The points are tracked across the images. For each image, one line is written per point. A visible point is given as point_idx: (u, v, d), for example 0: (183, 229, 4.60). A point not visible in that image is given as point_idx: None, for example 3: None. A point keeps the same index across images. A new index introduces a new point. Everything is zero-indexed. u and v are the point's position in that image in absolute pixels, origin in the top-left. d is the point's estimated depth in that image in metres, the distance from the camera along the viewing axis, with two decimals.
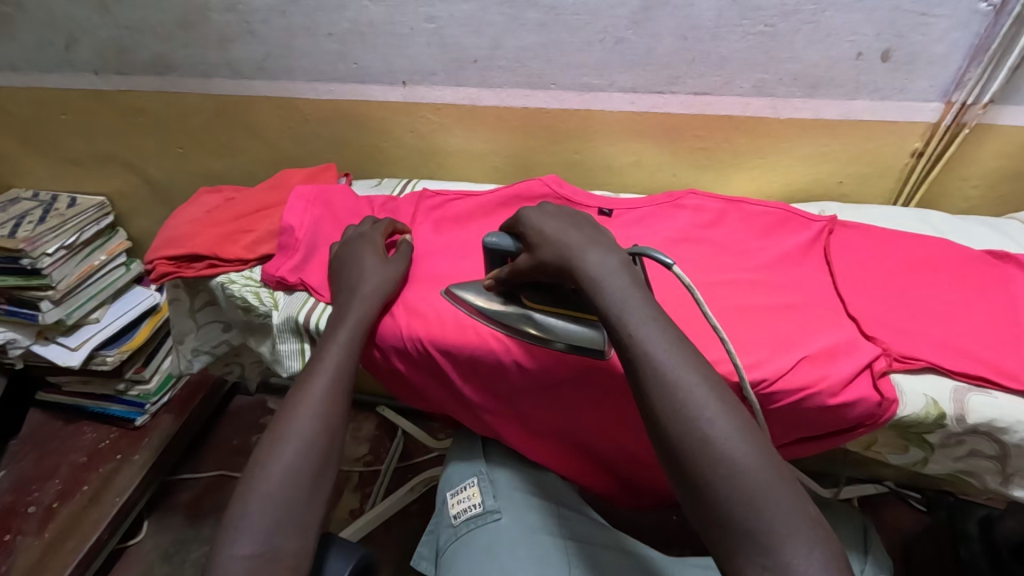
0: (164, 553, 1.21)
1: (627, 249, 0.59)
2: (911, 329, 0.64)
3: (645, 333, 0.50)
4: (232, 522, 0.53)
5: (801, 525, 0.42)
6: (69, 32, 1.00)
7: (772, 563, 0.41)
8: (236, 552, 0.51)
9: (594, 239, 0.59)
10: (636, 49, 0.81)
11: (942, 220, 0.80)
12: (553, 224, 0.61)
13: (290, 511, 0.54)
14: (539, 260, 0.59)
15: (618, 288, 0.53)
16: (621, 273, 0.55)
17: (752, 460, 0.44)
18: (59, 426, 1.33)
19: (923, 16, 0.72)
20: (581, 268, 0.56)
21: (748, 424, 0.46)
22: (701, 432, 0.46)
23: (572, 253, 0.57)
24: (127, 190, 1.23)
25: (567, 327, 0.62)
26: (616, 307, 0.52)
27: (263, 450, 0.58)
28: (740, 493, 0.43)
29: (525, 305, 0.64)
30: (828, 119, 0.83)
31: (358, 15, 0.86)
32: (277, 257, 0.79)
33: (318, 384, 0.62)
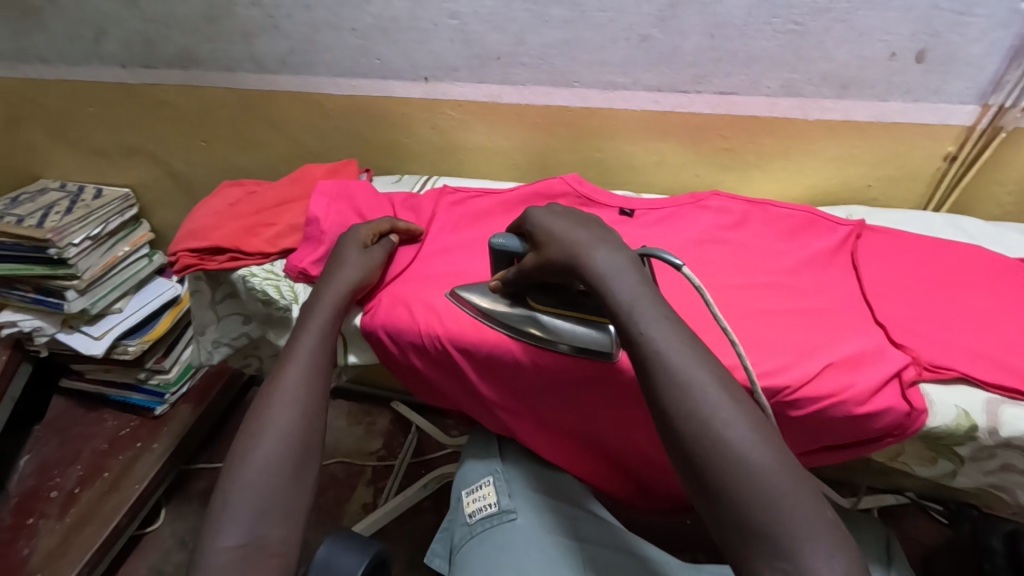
0: (181, 541, 1.23)
1: (636, 249, 0.58)
2: (942, 337, 0.62)
3: (656, 331, 0.50)
4: (218, 511, 0.53)
5: (820, 526, 0.41)
6: (97, 25, 1.01)
7: (792, 567, 0.39)
8: (221, 544, 0.50)
9: (601, 237, 0.58)
10: (662, 47, 0.80)
11: (976, 226, 0.78)
12: (559, 223, 0.60)
13: (271, 501, 0.54)
14: (545, 259, 0.59)
15: (626, 287, 0.53)
16: (630, 270, 0.54)
17: (769, 461, 0.43)
18: (81, 412, 1.36)
19: (961, 16, 0.69)
20: (588, 266, 0.55)
21: (764, 426, 0.45)
22: (714, 431, 0.45)
23: (579, 251, 0.56)
24: (151, 182, 1.24)
25: (571, 329, 0.61)
26: (625, 304, 0.52)
27: (240, 443, 0.57)
28: (755, 494, 0.42)
29: (532, 306, 0.64)
30: (858, 121, 0.81)
31: (382, 11, 0.86)
32: (301, 248, 0.80)
33: (290, 376, 0.62)
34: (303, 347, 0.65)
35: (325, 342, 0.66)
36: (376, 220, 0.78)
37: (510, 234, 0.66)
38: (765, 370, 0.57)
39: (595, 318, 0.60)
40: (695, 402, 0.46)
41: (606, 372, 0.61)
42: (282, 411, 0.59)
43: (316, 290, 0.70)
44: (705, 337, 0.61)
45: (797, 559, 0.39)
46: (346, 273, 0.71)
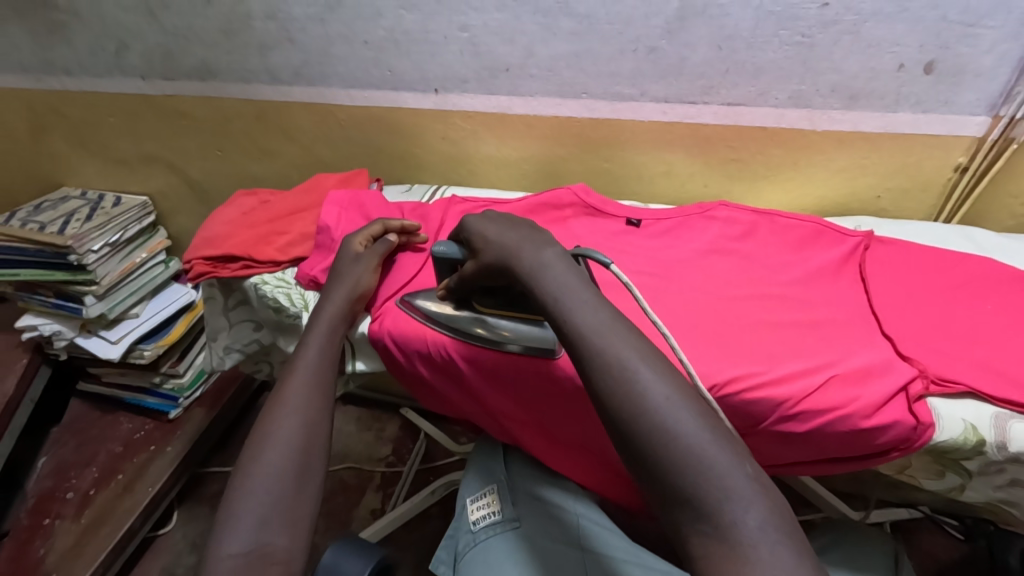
0: (192, 544, 1.24)
1: (566, 246, 0.58)
2: (949, 351, 0.61)
3: (577, 313, 0.50)
4: (226, 518, 0.53)
5: (742, 478, 0.40)
6: (120, 39, 1.04)
7: (715, 530, 0.39)
8: (227, 551, 0.51)
9: (531, 237, 0.59)
10: (670, 59, 0.80)
11: (988, 238, 0.77)
12: (492, 226, 0.62)
13: (277, 509, 0.55)
14: (482, 264, 0.61)
15: (555, 278, 0.53)
16: (558, 262, 0.55)
17: (690, 423, 0.43)
18: (97, 415, 1.38)
19: (971, 27, 0.69)
20: (517, 266, 0.56)
21: (683, 391, 0.45)
22: (635, 406, 0.44)
23: (510, 252, 0.58)
24: (169, 190, 1.27)
25: (517, 330, 0.65)
26: (551, 296, 0.52)
27: (247, 455, 0.59)
28: (677, 459, 0.41)
29: (479, 309, 0.67)
30: (867, 132, 0.81)
31: (394, 24, 0.88)
32: (313, 256, 0.82)
33: (294, 388, 0.64)
34: (305, 358, 0.67)
35: (327, 351, 0.68)
36: (368, 224, 0.80)
37: (452, 243, 0.68)
38: (767, 382, 0.57)
39: (531, 316, 0.64)
40: (619, 379, 0.45)
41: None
42: (286, 419, 0.61)
43: (325, 291, 0.73)
44: (708, 348, 0.61)
45: (721, 519, 0.39)
46: (348, 281, 0.73)
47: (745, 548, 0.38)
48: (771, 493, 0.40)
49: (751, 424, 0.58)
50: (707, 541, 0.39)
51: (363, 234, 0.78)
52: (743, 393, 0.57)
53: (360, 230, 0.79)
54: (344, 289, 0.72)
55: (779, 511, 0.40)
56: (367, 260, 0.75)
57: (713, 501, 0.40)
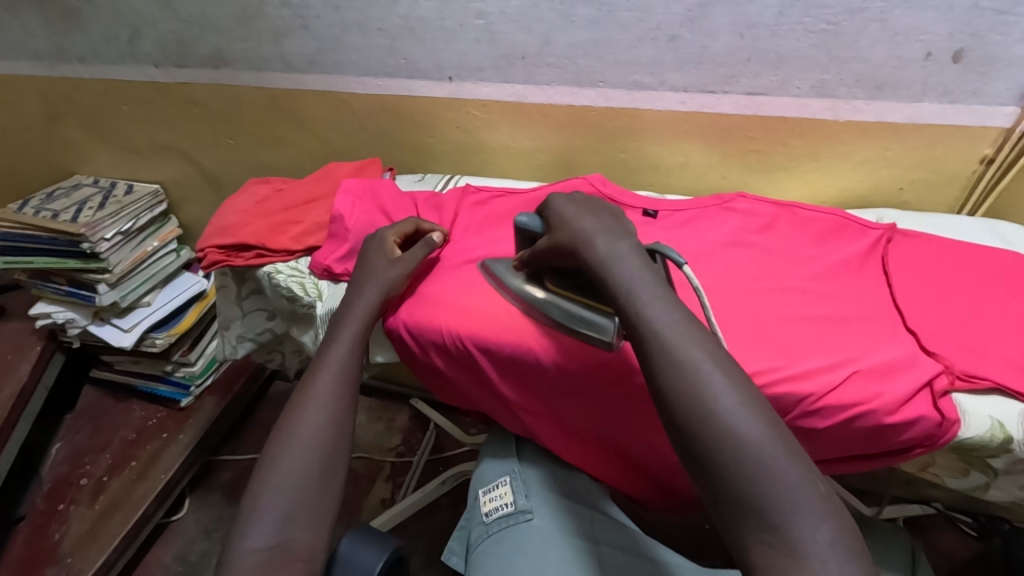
0: (204, 530, 1.25)
1: (641, 240, 0.59)
2: (976, 347, 0.60)
3: (654, 310, 0.51)
4: (252, 513, 0.54)
5: (794, 470, 0.42)
6: (133, 26, 1.04)
7: (778, 541, 0.41)
8: (248, 545, 0.51)
9: (608, 226, 0.60)
10: (690, 47, 0.79)
11: (1015, 232, 0.75)
12: (572, 209, 0.63)
13: (301, 504, 0.55)
14: (555, 244, 0.62)
15: (627, 271, 0.54)
16: (633, 257, 0.56)
17: (758, 430, 0.44)
18: (110, 402, 1.39)
19: (1003, 15, 0.67)
20: (590, 254, 0.57)
21: (754, 400, 0.46)
22: (706, 408, 0.46)
23: (583, 237, 0.59)
24: (181, 179, 1.27)
25: (581, 313, 0.62)
26: (623, 288, 0.54)
27: (272, 448, 0.59)
28: (748, 467, 0.43)
29: (548, 288, 0.67)
30: (891, 122, 0.79)
31: (409, 11, 0.87)
32: (326, 244, 0.81)
33: (322, 382, 0.63)
34: (328, 350, 0.66)
35: (355, 352, 0.67)
36: (401, 220, 0.79)
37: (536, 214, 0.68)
38: (789, 376, 0.56)
39: (605, 307, 0.61)
40: None
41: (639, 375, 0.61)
42: (306, 404, 0.61)
43: (354, 288, 0.71)
44: (729, 342, 0.60)
45: (788, 533, 0.41)
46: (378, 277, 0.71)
47: (812, 562, 0.39)
48: (844, 517, 0.41)
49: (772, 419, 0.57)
50: (771, 552, 0.41)
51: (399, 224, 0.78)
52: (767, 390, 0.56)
53: (394, 225, 0.78)
54: (374, 284, 0.71)
55: (850, 532, 0.41)
56: (401, 265, 0.72)
57: (767, 499, 0.42)
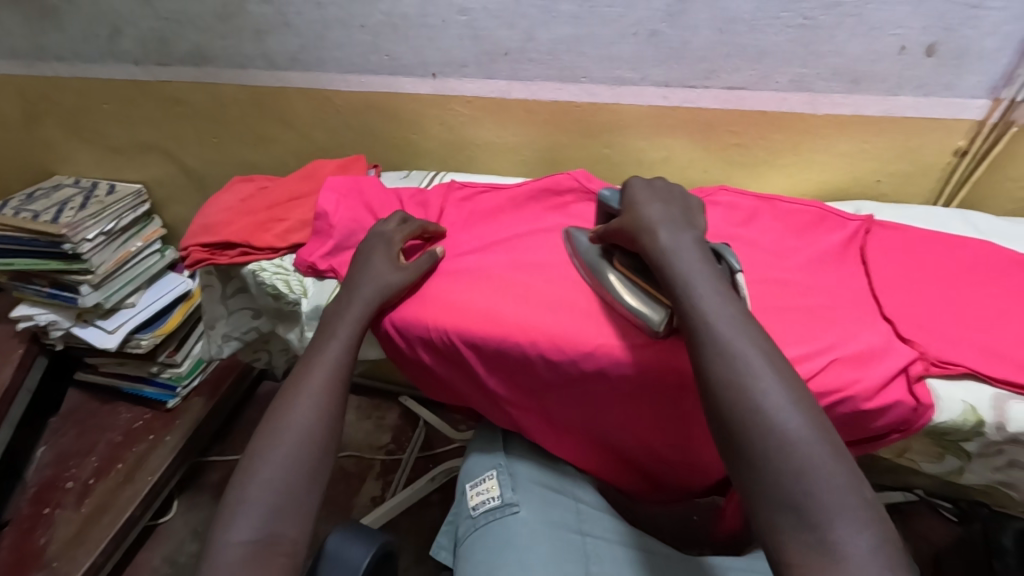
0: (194, 532, 1.25)
1: (704, 236, 0.62)
2: (951, 334, 0.62)
3: (708, 303, 0.54)
4: (234, 507, 0.55)
5: (836, 473, 0.45)
6: (113, 24, 1.03)
7: (816, 539, 0.43)
8: (233, 538, 0.53)
9: (676, 218, 0.62)
10: (671, 42, 0.80)
11: (989, 222, 0.77)
12: (645, 198, 0.66)
13: (289, 500, 0.56)
14: (621, 228, 0.65)
15: (687, 261, 0.57)
16: (693, 249, 0.59)
17: (806, 431, 0.47)
18: (95, 405, 1.38)
19: (974, 9, 0.69)
20: (653, 241, 0.60)
21: (803, 399, 0.49)
22: (755, 402, 0.48)
23: (649, 225, 0.62)
24: (165, 178, 1.26)
25: (636, 293, 0.63)
26: (680, 277, 0.56)
27: (260, 442, 0.60)
28: (791, 464, 0.46)
29: (615, 266, 0.67)
30: (868, 116, 0.80)
31: (392, 8, 0.87)
32: (311, 242, 0.81)
33: (315, 377, 0.64)
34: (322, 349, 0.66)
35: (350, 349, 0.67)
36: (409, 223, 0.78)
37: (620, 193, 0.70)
38: None
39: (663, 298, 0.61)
40: None
41: (625, 367, 0.62)
42: (298, 402, 0.62)
43: (344, 297, 0.71)
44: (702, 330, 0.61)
45: (827, 533, 0.43)
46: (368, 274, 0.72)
47: (848, 566, 0.42)
48: (886, 523, 0.44)
49: None
50: (809, 552, 0.43)
51: (391, 223, 0.78)
52: None
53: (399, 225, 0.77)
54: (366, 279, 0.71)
55: (888, 537, 0.43)
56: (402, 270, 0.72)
57: (810, 497, 0.44)
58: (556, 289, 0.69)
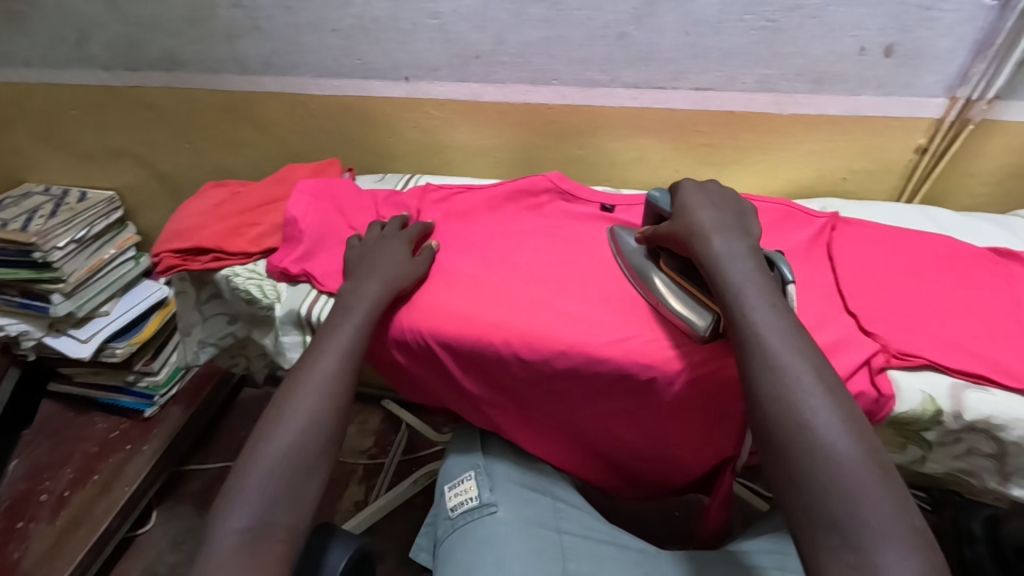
0: (174, 542, 1.23)
1: (759, 243, 0.61)
2: (913, 326, 0.63)
3: (760, 316, 0.53)
4: (230, 494, 0.55)
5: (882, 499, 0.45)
6: (80, 29, 1.01)
7: (859, 561, 0.43)
8: (229, 525, 0.53)
9: (728, 224, 0.61)
10: (639, 44, 0.81)
11: (948, 217, 0.80)
12: (696, 201, 0.64)
13: (286, 490, 0.56)
14: (670, 231, 0.64)
15: (739, 271, 0.57)
16: (745, 258, 0.58)
17: (854, 452, 0.47)
18: (70, 416, 1.35)
19: (927, 11, 0.71)
20: (706, 248, 0.59)
21: (853, 420, 0.49)
22: (803, 419, 0.49)
23: (702, 231, 0.61)
24: (138, 184, 1.25)
25: (683, 298, 0.63)
26: (733, 287, 0.56)
27: (263, 428, 0.60)
28: (838, 485, 0.46)
29: (661, 268, 0.66)
30: (832, 115, 0.82)
31: (362, 12, 0.87)
32: (281, 248, 0.80)
33: (323, 365, 0.64)
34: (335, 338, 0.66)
35: (357, 347, 0.66)
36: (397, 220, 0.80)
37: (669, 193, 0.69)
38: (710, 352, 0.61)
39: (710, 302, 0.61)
40: None
41: (597, 364, 0.63)
42: (303, 394, 0.62)
43: (357, 281, 0.70)
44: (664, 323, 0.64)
45: (869, 554, 0.43)
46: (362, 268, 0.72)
47: None
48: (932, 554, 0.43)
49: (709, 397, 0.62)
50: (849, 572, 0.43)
51: (370, 229, 0.78)
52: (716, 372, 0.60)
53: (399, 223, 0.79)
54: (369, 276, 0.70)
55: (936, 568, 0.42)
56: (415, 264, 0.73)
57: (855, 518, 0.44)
58: (532, 289, 0.69)
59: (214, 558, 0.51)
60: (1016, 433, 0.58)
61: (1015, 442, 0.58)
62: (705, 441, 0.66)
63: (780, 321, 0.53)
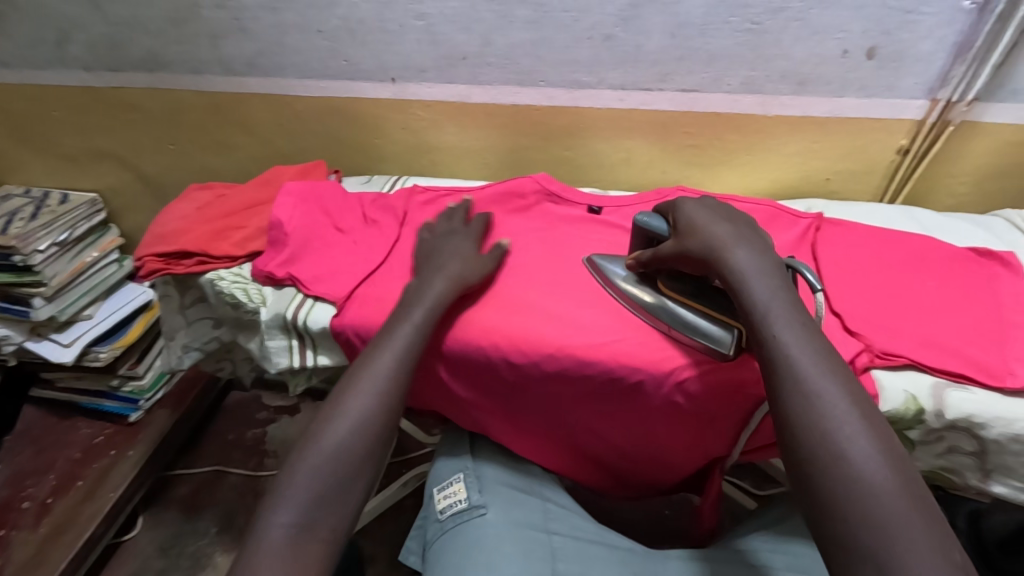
0: (160, 548, 1.21)
1: (777, 255, 0.59)
2: (897, 326, 0.64)
3: (789, 335, 0.52)
4: (278, 490, 0.55)
5: (918, 530, 0.42)
6: (60, 29, 1.00)
7: None
8: (276, 520, 0.53)
9: (744, 238, 0.59)
10: (625, 46, 0.81)
11: (929, 217, 0.81)
12: (703, 215, 0.62)
13: (330, 491, 0.55)
14: (684, 247, 0.60)
15: (766, 289, 0.55)
16: (771, 274, 0.56)
17: (891, 483, 0.44)
18: (53, 421, 1.33)
19: (909, 14, 0.72)
20: (731, 265, 0.57)
21: (892, 449, 0.46)
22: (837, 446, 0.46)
23: (721, 245, 0.58)
24: (122, 187, 1.23)
25: (697, 322, 0.60)
26: (760, 307, 0.54)
27: (316, 422, 0.59)
28: (876, 511, 0.43)
29: (661, 292, 0.64)
30: (815, 116, 0.83)
31: (348, 13, 0.86)
32: (266, 252, 0.80)
33: (381, 362, 0.61)
34: (400, 336, 0.63)
35: (406, 358, 0.62)
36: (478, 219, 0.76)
37: (655, 216, 0.66)
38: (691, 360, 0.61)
39: (729, 319, 0.59)
40: None
41: (584, 366, 0.63)
42: (357, 396, 0.60)
43: (423, 280, 0.68)
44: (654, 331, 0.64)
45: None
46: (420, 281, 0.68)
47: None
48: None
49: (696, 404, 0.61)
50: None
51: (441, 221, 0.77)
52: (703, 374, 0.60)
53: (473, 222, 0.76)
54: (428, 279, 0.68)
55: None
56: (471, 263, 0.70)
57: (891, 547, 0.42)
58: (521, 293, 0.69)
59: (263, 551, 0.51)
60: (996, 431, 0.59)
61: (995, 440, 0.59)
62: (693, 442, 0.66)
63: (776, 320, 0.53)
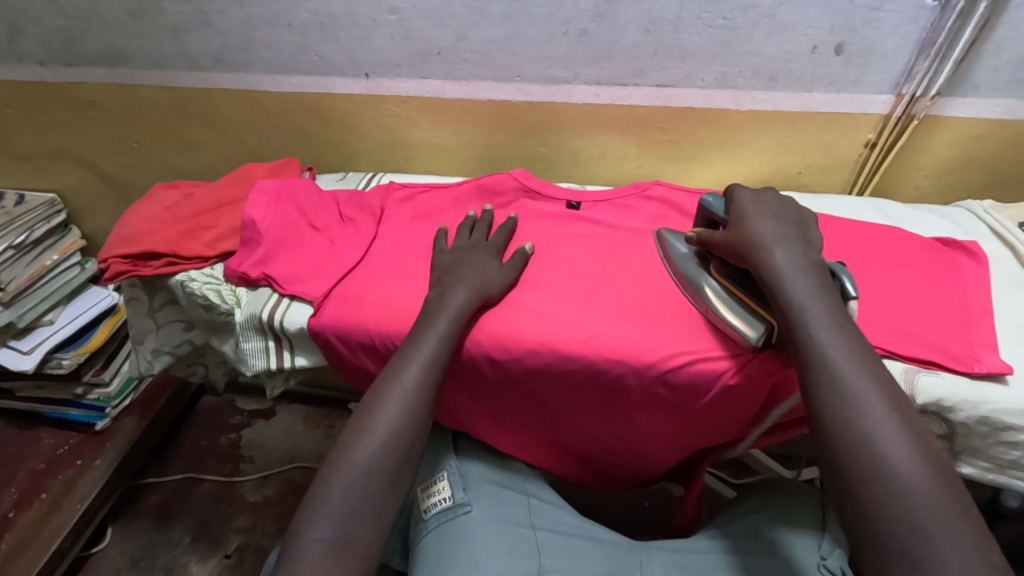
0: (132, 559, 1.18)
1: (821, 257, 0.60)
2: (869, 315, 0.66)
3: (827, 337, 0.52)
4: (315, 504, 0.55)
5: (922, 522, 0.44)
6: (11, 22, 0.95)
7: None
8: (315, 534, 0.53)
9: (785, 236, 0.60)
10: (600, 41, 0.81)
11: (896, 209, 0.83)
12: (753, 208, 0.63)
13: (361, 505, 0.55)
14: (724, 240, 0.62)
15: (802, 290, 0.55)
16: (808, 274, 0.57)
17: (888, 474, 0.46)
18: (12, 433, 1.28)
19: (874, 11, 0.74)
20: (764, 262, 0.58)
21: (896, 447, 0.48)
22: (858, 447, 0.48)
23: (763, 243, 0.59)
24: (81, 186, 1.18)
25: (736, 309, 0.60)
26: (797, 306, 0.54)
27: (348, 438, 0.59)
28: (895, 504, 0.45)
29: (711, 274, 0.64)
30: (786, 111, 0.85)
31: (319, 6, 0.84)
32: (239, 252, 0.78)
33: (410, 374, 0.60)
34: (428, 347, 0.62)
35: (432, 369, 0.61)
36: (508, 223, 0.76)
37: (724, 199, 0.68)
38: (674, 351, 0.61)
39: (764, 312, 0.58)
40: None
41: (569, 363, 0.63)
42: (386, 411, 0.59)
43: (443, 289, 0.67)
44: (648, 324, 0.63)
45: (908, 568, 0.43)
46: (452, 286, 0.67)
47: None
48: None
49: (679, 397, 0.62)
50: None
51: (462, 233, 0.75)
52: (686, 368, 0.60)
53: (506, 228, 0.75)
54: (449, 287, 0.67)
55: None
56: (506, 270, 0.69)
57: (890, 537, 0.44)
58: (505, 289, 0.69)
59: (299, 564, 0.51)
60: (963, 413, 0.61)
61: (963, 423, 0.62)
62: (677, 432, 0.67)
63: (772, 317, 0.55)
